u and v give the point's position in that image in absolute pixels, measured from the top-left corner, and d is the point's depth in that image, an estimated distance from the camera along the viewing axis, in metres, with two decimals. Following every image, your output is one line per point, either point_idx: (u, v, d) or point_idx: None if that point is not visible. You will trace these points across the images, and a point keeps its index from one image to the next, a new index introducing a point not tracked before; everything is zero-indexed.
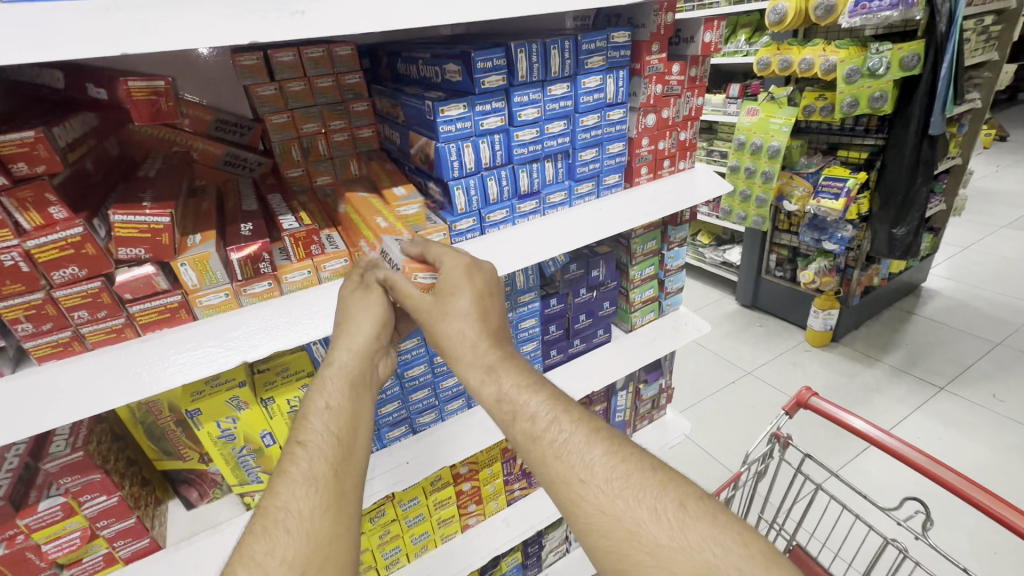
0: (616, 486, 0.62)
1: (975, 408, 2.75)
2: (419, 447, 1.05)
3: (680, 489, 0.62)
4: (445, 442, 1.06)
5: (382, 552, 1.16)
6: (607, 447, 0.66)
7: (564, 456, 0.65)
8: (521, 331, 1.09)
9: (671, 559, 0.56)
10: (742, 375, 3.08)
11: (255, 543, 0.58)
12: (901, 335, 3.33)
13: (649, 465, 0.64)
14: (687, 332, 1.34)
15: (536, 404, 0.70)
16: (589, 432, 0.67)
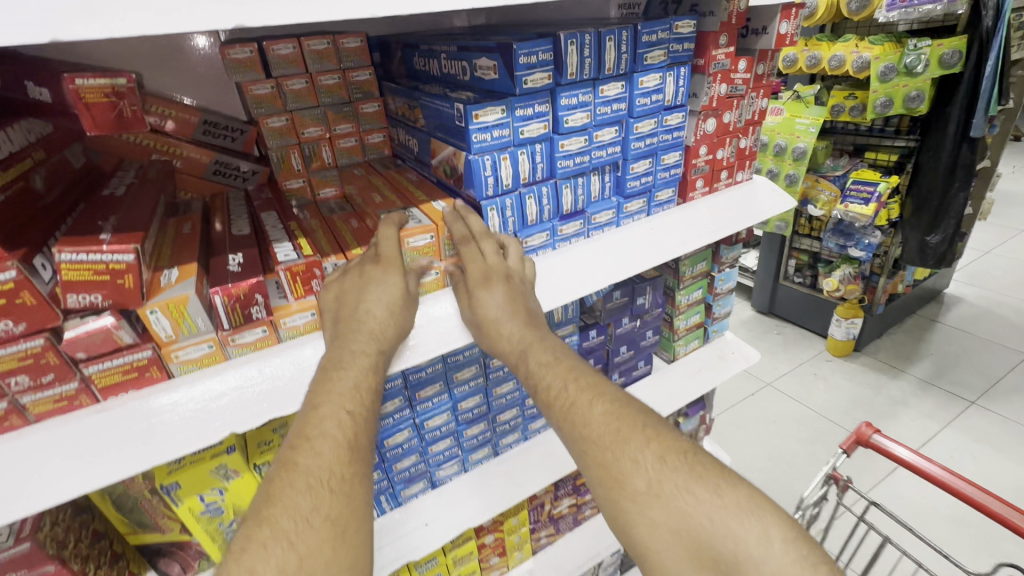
0: (608, 440, 0.57)
1: (1009, 424, 2.61)
2: (440, 505, 0.90)
3: (663, 441, 0.57)
4: (470, 497, 0.92)
5: None
6: (608, 407, 0.60)
7: (570, 418, 0.61)
8: None
9: (650, 506, 0.53)
10: (762, 387, 2.93)
11: (297, 496, 0.49)
12: (926, 345, 3.18)
13: (642, 419, 0.59)
14: (736, 362, 1.19)
15: (551, 372, 0.65)
16: (593, 394, 0.62)
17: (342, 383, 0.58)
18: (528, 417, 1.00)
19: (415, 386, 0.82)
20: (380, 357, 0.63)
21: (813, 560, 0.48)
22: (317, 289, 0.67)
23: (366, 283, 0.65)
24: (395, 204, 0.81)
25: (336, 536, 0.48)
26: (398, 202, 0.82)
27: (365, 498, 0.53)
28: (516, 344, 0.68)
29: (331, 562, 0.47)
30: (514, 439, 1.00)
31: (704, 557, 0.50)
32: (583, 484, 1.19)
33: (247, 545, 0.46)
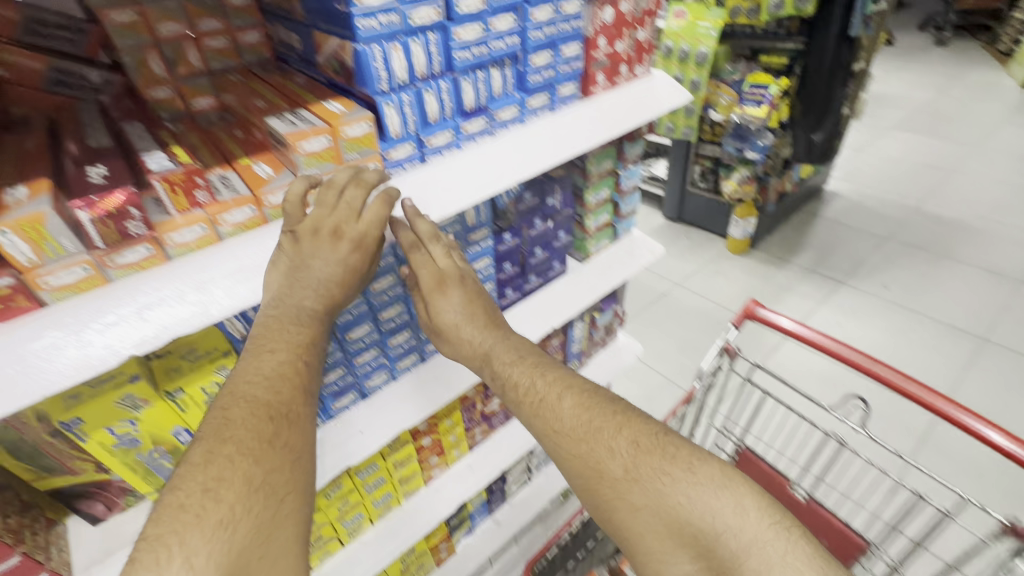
0: (581, 431, 0.68)
1: (868, 298, 3.08)
2: (373, 412, 0.94)
3: (633, 428, 0.67)
4: (401, 403, 0.96)
5: (343, 522, 1.08)
6: (575, 400, 0.71)
7: (540, 413, 0.72)
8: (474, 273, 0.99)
9: (629, 490, 0.63)
10: (672, 287, 3.19)
11: (249, 420, 0.57)
12: (808, 237, 3.58)
13: (611, 408, 0.70)
14: (642, 256, 1.28)
15: (518, 371, 0.76)
16: (562, 389, 0.73)
17: (292, 334, 0.64)
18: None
19: None
20: (325, 311, 0.68)
21: (784, 524, 0.58)
22: (202, 201, 0.62)
23: (321, 251, 0.66)
24: (283, 107, 0.74)
25: (292, 459, 0.57)
26: (286, 105, 0.75)
27: (310, 426, 0.61)
28: (480, 346, 0.80)
29: (288, 480, 0.56)
30: None
31: (686, 532, 0.59)
32: None
33: (209, 459, 0.53)
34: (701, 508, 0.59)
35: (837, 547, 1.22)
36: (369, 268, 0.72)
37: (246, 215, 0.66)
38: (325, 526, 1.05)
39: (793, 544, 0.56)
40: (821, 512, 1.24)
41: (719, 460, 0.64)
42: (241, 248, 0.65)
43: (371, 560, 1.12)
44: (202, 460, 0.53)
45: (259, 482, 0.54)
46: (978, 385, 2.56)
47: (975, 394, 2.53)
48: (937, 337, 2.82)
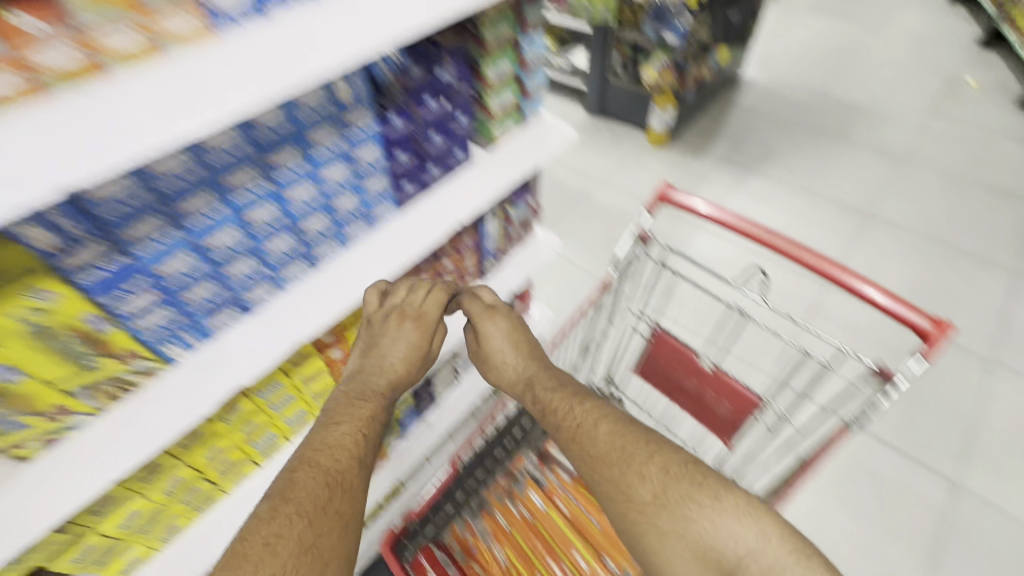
0: (614, 454, 0.83)
1: (776, 184, 3.23)
2: (261, 327, 0.85)
3: (664, 457, 0.82)
4: (294, 315, 0.87)
5: (253, 444, 1.02)
6: (610, 427, 0.86)
7: (578, 437, 0.87)
8: (360, 164, 0.87)
9: (657, 513, 0.78)
10: (595, 184, 3.16)
11: (311, 478, 0.72)
12: (724, 126, 3.63)
13: (643, 438, 0.85)
14: (551, 139, 1.19)
15: (558, 398, 0.94)
16: (597, 416, 0.88)
17: (360, 410, 0.84)
18: (342, 224, 0.92)
19: (176, 199, 0.67)
20: (388, 388, 0.91)
21: (807, 552, 0.71)
22: None
23: (392, 331, 0.94)
24: None
25: (342, 526, 0.70)
26: None
27: (359, 490, 0.75)
28: (523, 375, 1.01)
29: (335, 543, 0.68)
30: (332, 248, 0.93)
31: (710, 557, 0.74)
32: None
33: (272, 521, 0.67)
34: (721, 532, 0.74)
35: (737, 406, 1.34)
36: (426, 337, 0.96)
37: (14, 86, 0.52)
38: (233, 450, 0.99)
39: (808, 568, 0.69)
40: (725, 378, 1.33)
41: (742, 493, 0.78)
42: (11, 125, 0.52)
43: None
44: (268, 515, 0.68)
45: (309, 544, 0.66)
46: (862, 257, 2.84)
47: (859, 265, 2.81)
48: (831, 216, 3.05)
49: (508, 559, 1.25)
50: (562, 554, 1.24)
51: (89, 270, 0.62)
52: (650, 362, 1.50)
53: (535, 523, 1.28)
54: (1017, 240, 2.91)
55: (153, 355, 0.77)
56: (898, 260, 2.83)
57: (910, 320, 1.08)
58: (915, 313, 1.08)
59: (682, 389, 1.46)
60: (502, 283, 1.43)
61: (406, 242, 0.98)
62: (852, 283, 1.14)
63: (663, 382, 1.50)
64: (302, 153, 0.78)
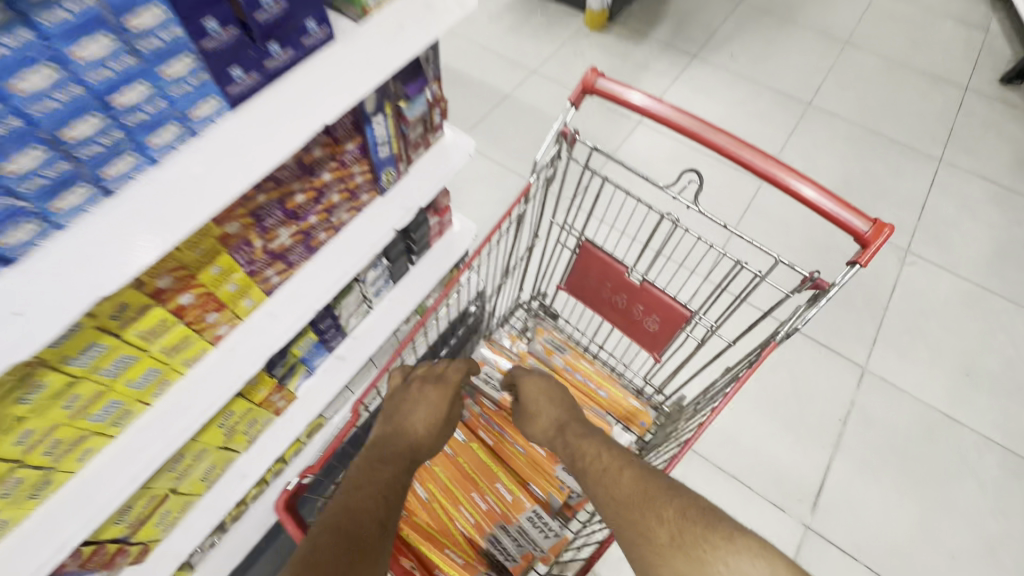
0: (637, 499, 0.86)
1: (719, 72, 3.02)
2: (32, 280, 0.62)
3: (682, 500, 0.84)
4: (87, 261, 0.65)
5: (91, 416, 0.83)
6: (632, 473, 0.91)
7: (602, 480, 0.93)
8: (139, 38, 0.60)
9: (674, 554, 0.77)
10: (527, 75, 2.83)
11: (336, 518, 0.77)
12: (667, 5, 3.28)
13: (662, 484, 0.88)
14: (444, 10, 0.92)
15: (588, 448, 1.01)
16: (621, 463, 0.94)
17: (384, 471, 0.90)
18: (136, 130, 0.66)
19: None
20: (415, 454, 0.98)
21: None
22: None
23: (422, 403, 1.07)
24: None
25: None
26: None
27: (379, 549, 0.75)
28: (552, 426, 1.12)
29: None
30: (133, 168, 0.69)
31: None
32: (298, 207, 0.99)
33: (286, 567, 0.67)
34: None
35: (666, 320, 1.27)
36: (450, 405, 1.09)
37: None
38: (59, 428, 0.79)
39: None
40: (652, 292, 1.25)
41: (759, 538, 0.77)
42: None
43: (159, 444, 0.92)
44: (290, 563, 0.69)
45: None
46: (797, 150, 2.77)
47: (794, 158, 2.76)
48: (771, 106, 2.92)
49: (431, 495, 1.16)
50: (487, 485, 1.19)
51: None
52: (578, 277, 1.38)
53: (457, 459, 1.21)
54: (943, 128, 2.92)
55: None
56: (832, 152, 2.79)
57: (847, 225, 0.98)
58: (854, 217, 0.98)
59: (610, 304, 1.37)
60: (403, 196, 1.21)
61: (259, 145, 0.75)
62: (789, 184, 1.02)
63: (591, 297, 1.40)
64: (14, 15, 0.51)
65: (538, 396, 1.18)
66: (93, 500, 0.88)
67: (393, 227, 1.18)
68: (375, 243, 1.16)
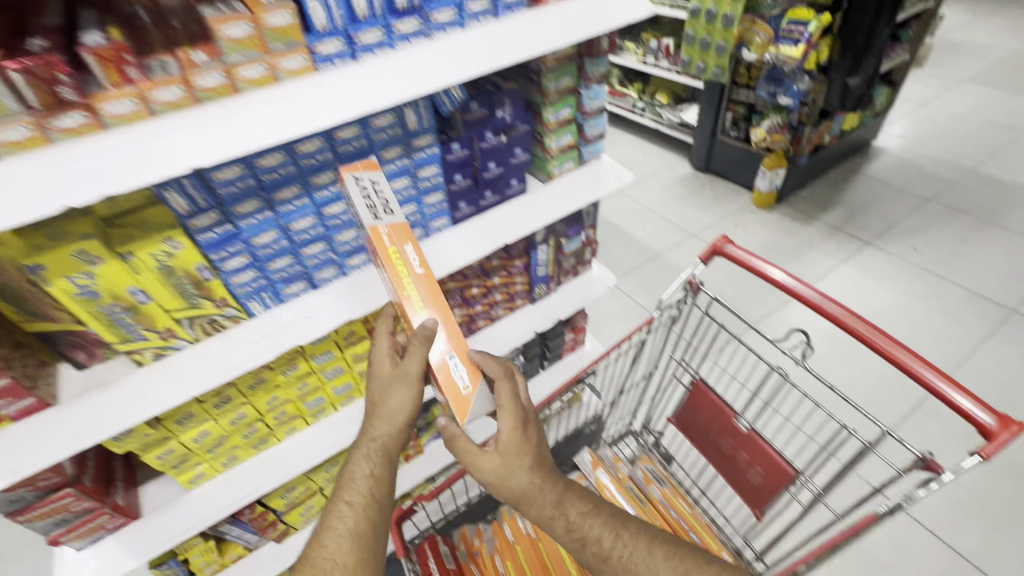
0: None
1: (896, 260, 2.96)
2: (240, 338, 0.96)
3: None
4: (277, 330, 0.98)
5: (305, 403, 1.21)
6: (665, 553, 0.79)
7: (634, 569, 0.77)
8: None
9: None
10: (685, 238, 3.18)
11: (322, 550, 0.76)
12: (842, 193, 3.44)
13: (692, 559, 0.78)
14: (581, 195, 1.25)
15: (597, 526, 0.80)
16: (644, 540, 0.80)
17: (357, 479, 0.84)
18: (279, 282, 0.99)
19: (271, 189, 0.87)
20: (384, 451, 0.87)
21: None
22: (134, 78, 0.68)
23: (394, 388, 0.88)
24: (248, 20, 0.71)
25: None
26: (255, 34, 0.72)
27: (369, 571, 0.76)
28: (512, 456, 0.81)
29: None
30: (301, 289, 1.03)
31: None
32: (472, 296, 1.36)
33: None
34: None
35: (769, 474, 1.27)
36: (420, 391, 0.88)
37: (217, 82, 0.73)
38: (288, 403, 1.18)
39: None
40: (758, 442, 1.28)
41: None
42: (213, 113, 0.72)
43: (334, 439, 1.26)
44: None
45: None
46: (994, 356, 2.45)
47: (988, 363, 2.43)
48: (960, 304, 2.70)
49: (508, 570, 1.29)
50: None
51: (204, 231, 0.84)
52: (687, 414, 1.47)
53: (538, 541, 1.32)
54: None
55: (237, 308, 0.97)
56: None
57: (974, 417, 0.96)
58: (982, 409, 0.96)
59: (716, 447, 1.41)
60: (551, 308, 1.51)
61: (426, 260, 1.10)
62: (914, 368, 1.04)
63: (698, 438, 1.46)
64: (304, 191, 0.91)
65: (499, 439, 0.81)
66: (270, 470, 1.21)
67: (534, 329, 1.47)
68: (520, 336, 1.45)
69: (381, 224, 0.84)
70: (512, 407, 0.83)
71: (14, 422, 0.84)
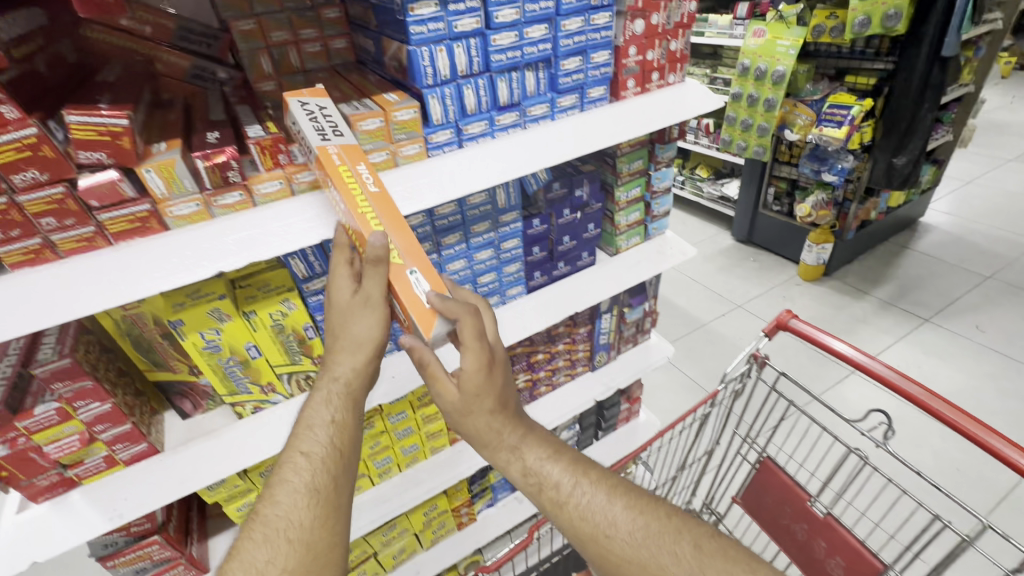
0: (641, 536, 0.69)
1: (958, 339, 2.85)
2: None
3: (695, 531, 0.69)
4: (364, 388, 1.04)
5: (374, 462, 1.23)
6: (628, 502, 0.72)
7: (590, 517, 0.71)
8: (452, 272, 1.06)
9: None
10: (731, 309, 3.16)
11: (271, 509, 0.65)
12: (893, 268, 3.38)
13: (664, 510, 0.72)
14: (647, 268, 1.30)
15: (557, 470, 0.75)
16: (609, 489, 0.74)
17: (314, 427, 0.72)
18: None
19: None
20: (349, 391, 0.74)
21: None
22: (283, 162, 0.79)
23: (356, 320, 0.75)
24: (381, 119, 0.82)
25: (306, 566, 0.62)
26: (386, 130, 0.83)
27: (328, 540, 0.65)
28: (475, 395, 0.71)
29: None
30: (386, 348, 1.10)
31: None
32: (536, 362, 1.38)
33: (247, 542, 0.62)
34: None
35: (853, 566, 1.19)
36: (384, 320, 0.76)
37: None
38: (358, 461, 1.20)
39: None
40: (837, 528, 1.21)
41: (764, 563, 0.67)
42: None
43: (397, 501, 1.26)
44: (262, 541, 0.62)
45: None
46: None
47: None
48: None
49: None
50: None
51: (315, 293, 0.94)
52: (755, 494, 1.41)
53: None
54: None
55: None
56: None
57: None
58: None
59: (789, 533, 1.33)
60: (610, 377, 1.52)
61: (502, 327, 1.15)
62: (1015, 458, 0.98)
63: (768, 521, 1.39)
64: None
65: (461, 376, 0.70)
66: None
67: (593, 398, 1.48)
68: (581, 404, 1.46)
69: (330, 144, 0.76)
70: (481, 348, 0.70)
71: (124, 466, 0.90)
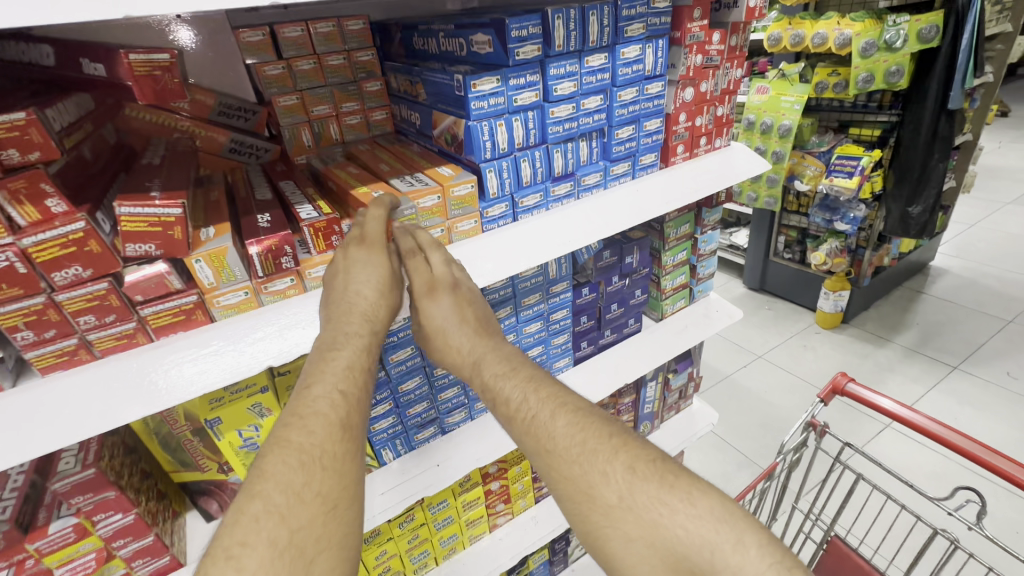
0: (575, 453, 0.60)
1: (990, 386, 2.75)
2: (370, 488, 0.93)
3: (631, 452, 0.60)
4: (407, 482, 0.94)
5: (411, 556, 1.11)
6: (570, 419, 0.63)
7: (534, 433, 0.64)
8: None
9: (621, 519, 0.56)
10: (753, 360, 3.07)
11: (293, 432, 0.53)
12: (912, 313, 3.33)
13: (607, 429, 0.62)
14: (695, 333, 1.23)
15: (510, 387, 0.68)
16: (556, 405, 0.64)
17: (335, 363, 0.61)
18: (412, 429, 0.98)
19: None
20: (372, 337, 0.66)
21: None
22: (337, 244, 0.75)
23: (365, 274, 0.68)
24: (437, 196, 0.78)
25: (327, 511, 0.50)
26: (443, 208, 0.79)
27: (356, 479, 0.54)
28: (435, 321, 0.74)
29: (321, 536, 0.49)
30: (430, 434, 1.01)
31: (682, 567, 0.52)
32: None
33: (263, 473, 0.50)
34: None
35: None
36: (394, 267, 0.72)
37: None
38: (394, 558, 1.09)
39: None
40: None
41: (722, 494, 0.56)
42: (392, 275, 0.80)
43: None
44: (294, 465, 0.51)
45: (285, 543, 0.47)
46: None
47: None
48: None
49: None
50: None
51: None
52: None
53: None
54: None
55: (371, 455, 0.95)
56: None
57: None
58: None
59: None
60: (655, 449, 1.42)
61: None
62: None
63: None
64: None
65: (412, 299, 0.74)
66: None
67: None
68: None
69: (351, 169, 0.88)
70: (421, 272, 0.73)
71: None
